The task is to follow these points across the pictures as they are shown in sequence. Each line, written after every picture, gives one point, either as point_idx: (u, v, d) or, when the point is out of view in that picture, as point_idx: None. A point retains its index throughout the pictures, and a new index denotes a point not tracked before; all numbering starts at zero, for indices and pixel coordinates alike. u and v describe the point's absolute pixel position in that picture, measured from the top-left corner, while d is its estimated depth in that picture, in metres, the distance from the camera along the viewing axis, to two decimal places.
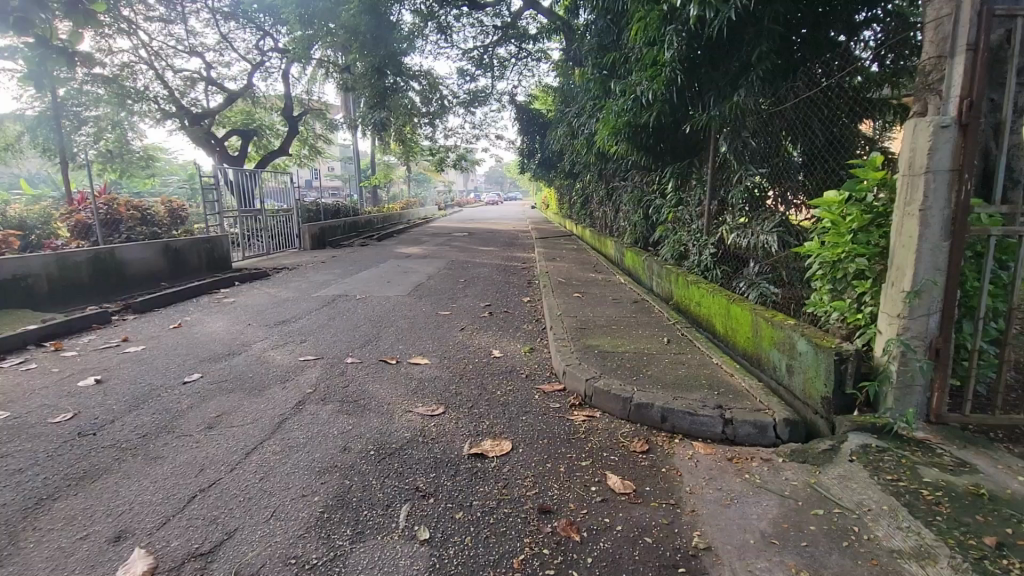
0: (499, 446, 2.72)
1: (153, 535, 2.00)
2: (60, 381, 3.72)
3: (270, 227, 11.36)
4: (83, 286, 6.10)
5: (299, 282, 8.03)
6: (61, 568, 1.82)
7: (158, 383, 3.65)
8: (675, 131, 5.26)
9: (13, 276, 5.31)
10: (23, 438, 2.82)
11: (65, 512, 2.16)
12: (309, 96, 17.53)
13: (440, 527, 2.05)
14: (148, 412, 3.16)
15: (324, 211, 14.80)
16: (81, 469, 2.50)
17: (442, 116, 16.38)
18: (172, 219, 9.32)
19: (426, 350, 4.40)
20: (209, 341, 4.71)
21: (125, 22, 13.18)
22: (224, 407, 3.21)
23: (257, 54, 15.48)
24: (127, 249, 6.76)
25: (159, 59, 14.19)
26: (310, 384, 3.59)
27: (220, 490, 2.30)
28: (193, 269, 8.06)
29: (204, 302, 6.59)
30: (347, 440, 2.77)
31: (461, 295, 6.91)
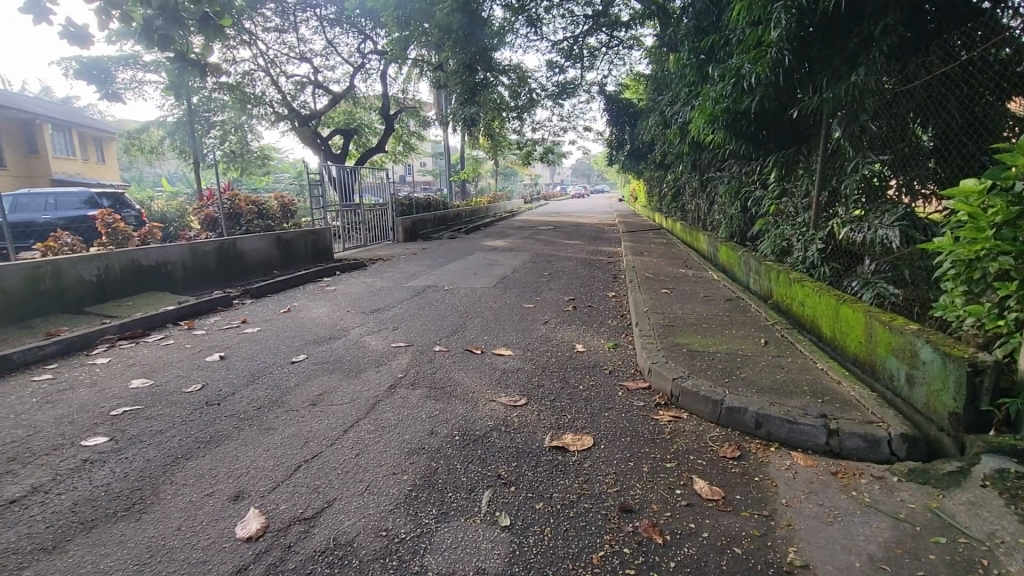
0: (581, 441, 2.70)
1: (265, 497, 2.22)
2: (191, 356, 4.23)
3: (368, 220, 12.08)
4: (210, 272, 6.88)
5: (392, 272, 8.47)
6: (192, 519, 2.08)
7: (271, 361, 4.04)
8: (780, 117, 4.90)
9: (155, 263, 6.10)
10: (163, 404, 3.25)
11: (195, 471, 2.46)
12: (405, 94, 18.36)
13: (521, 515, 2.09)
14: (262, 387, 3.51)
15: (416, 205, 15.49)
16: (208, 434, 2.84)
17: (531, 109, 16.45)
18: (283, 213, 10.21)
19: (510, 342, 4.47)
20: (313, 326, 5.12)
21: (246, 34, 14.55)
22: (326, 387, 3.48)
23: (359, 57, 16.45)
24: (246, 239, 7.51)
25: (275, 66, 15.52)
26: (401, 370, 3.79)
27: (321, 463, 2.50)
28: (301, 259, 8.80)
29: (310, 290, 7.17)
30: (434, 424, 2.89)
31: (545, 288, 6.92)
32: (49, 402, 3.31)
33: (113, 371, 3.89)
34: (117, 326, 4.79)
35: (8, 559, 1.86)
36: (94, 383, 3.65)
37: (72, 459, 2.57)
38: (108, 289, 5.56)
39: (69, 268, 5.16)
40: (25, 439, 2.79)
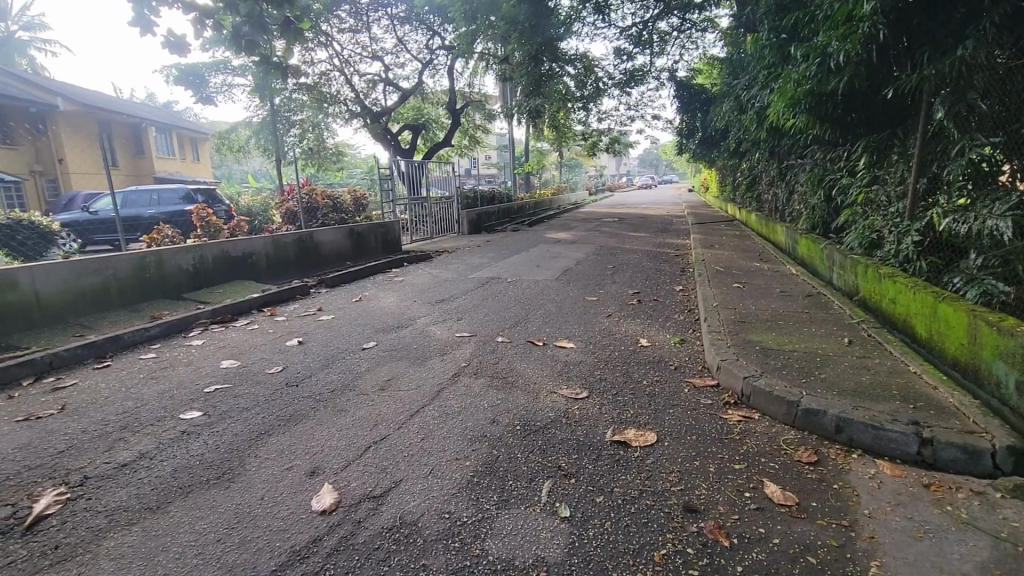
0: (644, 436, 2.65)
1: (338, 474, 2.36)
2: (273, 340, 4.55)
3: (434, 213, 12.39)
4: (289, 263, 7.33)
5: (457, 264, 8.66)
6: (274, 490, 2.25)
7: (344, 347, 4.26)
8: (872, 97, 4.52)
9: (242, 253, 6.59)
10: (248, 383, 3.52)
11: (276, 446, 2.64)
12: (471, 88, 18.59)
13: (581, 508, 2.08)
14: (335, 371, 3.72)
15: (481, 198, 15.69)
16: (288, 413, 3.04)
17: (597, 99, 16.14)
18: (356, 206, 10.67)
19: (572, 335, 4.44)
20: (383, 314, 5.34)
21: (323, 35, 15.27)
22: (393, 373, 3.63)
23: (427, 53, 16.81)
24: (322, 231, 7.93)
25: (349, 66, 16.20)
26: (464, 359, 3.87)
27: (388, 445, 2.62)
28: (372, 250, 9.18)
29: (380, 280, 7.48)
30: (496, 413, 2.94)
31: (609, 281, 6.82)
32: (153, 378, 3.68)
33: (206, 352, 4.26)
34: (210, 311, 5.23)
35: (121, 515, 2.10)
36: (190, 362, 4.02)
37: (172, 430, 2.85)
38: (202, 277, 6.07)
39: (170, 258, 5.69)
40: (133, 410, 3.12)
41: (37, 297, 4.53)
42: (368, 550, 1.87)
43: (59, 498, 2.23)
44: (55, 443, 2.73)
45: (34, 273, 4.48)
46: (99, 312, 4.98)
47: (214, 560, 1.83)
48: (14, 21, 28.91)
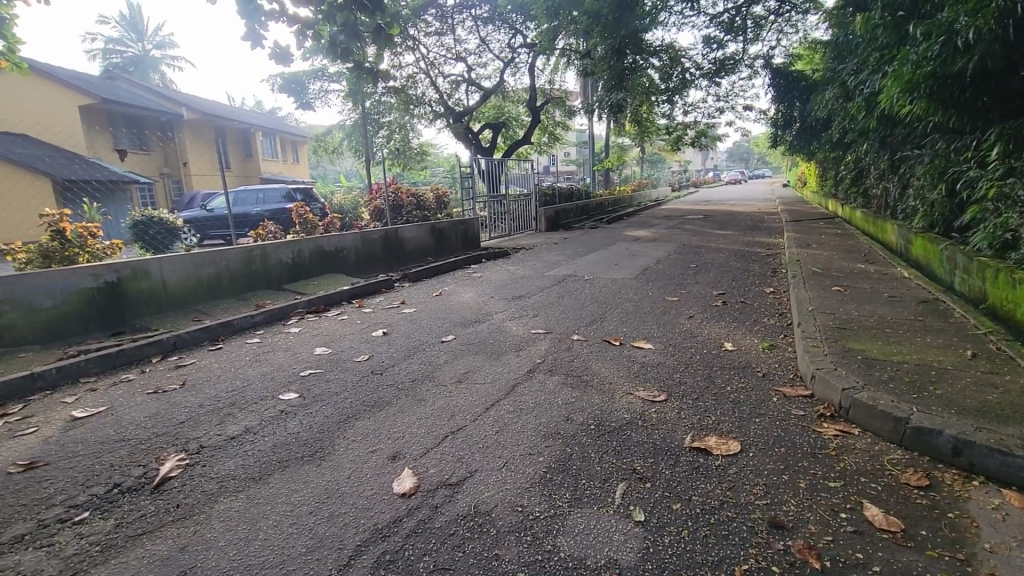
0: (726, 445, 2.52)
1: (417, 460, 2.47)
2: (361, 330, 4.84)
3: (512, 210, 12.53)
4: (376, 258, 7.74)
5: (534, 261, 8.70)
6: (360, 471, 2.39)
7: (424, 339, 4.44)
8: (1010, 77, 3.98)
9: (335, 248, 7.05)
10: (337, 369, 3.77)
11: (361, 430, 2.81)
12: (552, 85, 18.54)
13: (656, 513, 2.03)
14: (416, 362, 3.88)
15: (559, 195, 15.64)
16: (372, 399, 3.22)
17: (683, 91, 15.49)
18: (438, 204, 11.02)
19: (651, 335, 4.32)
20: (461, 309, 5.50)
21: (410, 40, 15.91)
22: (470, 366, 3.72)
23: (509, 52, 16.98)
24: (406, 228, 8.29)
25: (434, 69, 16.77)
26: (539, 356, 3.89)
27: (465, 436, 2.69)
28: (452, 246, 9.46)
29: (459, 275, 7.69)
30: (570, 412, 2.92)
31: (691, 281, 6.54)
32: (257, 361, 4.04)
33: (302, 339, 4.62)
34: (305, 301, 5.65)
35: (229, 482, 2.34)
36: (288, 348, 4.37)
37: (272, 409, 3.12)
38: (299, 270, 6.57)
39: (273, 252, 6.21)
40: (240, 389, 3.45)
41: (166, 285, 5.13)
42: (444, 535, 1.93)
43: (180, 463, 2.52)
44: (177, 415, 3.08)
45: (162, 264, 5.09)
46: (214, 300, 5.55)
47: (306, 530, 1.99)
48: (150, 41, 32.84)
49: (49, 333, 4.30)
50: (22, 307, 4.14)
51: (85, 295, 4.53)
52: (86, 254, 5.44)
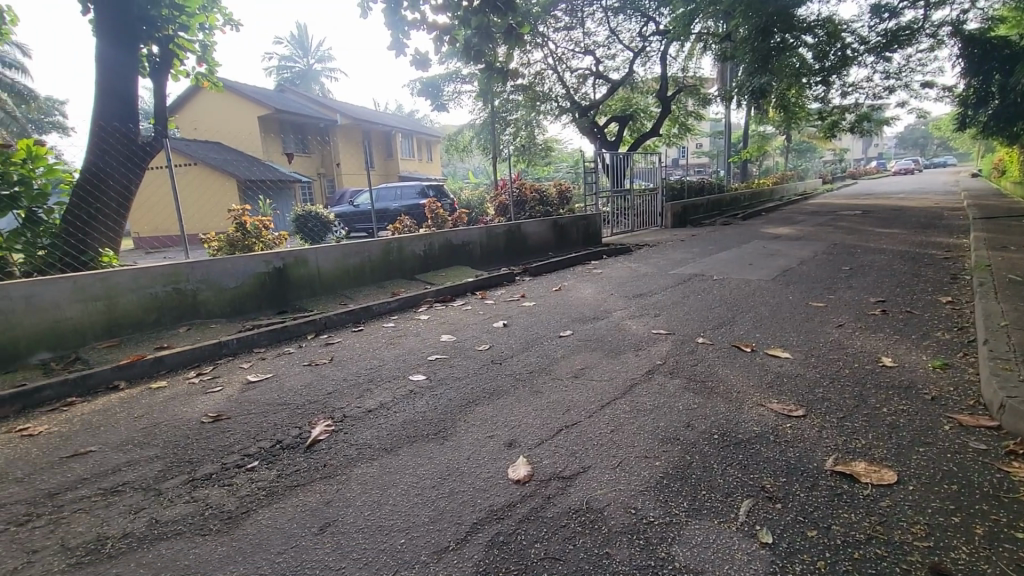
0: (876, 472, 2.22)
1: (532, 450, 2.52)
2: (484, 320, 5.06)
3: (637, 205, 12.16)
4: (499, 252, 8.02)
5: (658, 259, 8.37)
6: (478, 454, 2.51)
7: (543, 333, 4.50)
8: None
9: (462, 242, 7.44)
10: (461, 356, 3.99)
11: (480, 415, 2.95)
12: (685, 72, 17.57)
13: (787, 537, 1.85)
14: (534, 354, 3.96)
15: (689, 189, 14.82)
16: (492, 387, 3.36)
17: (842, 70, 13.76)
18: (560, 199, 11.06)
19: (788, 343, 3.93)
20: (580, 305, 5.49)
21: (540, 37, 16.12)
22: (587, 363, 3.70)
23: (640, 41, 16.42)
24: (529, 223, 8.47)
25: (562, 64, 16.82)
26: (660, 357, 3.74)
27: (579, 431, 2.69)
28: (573, 242, 9.46)
29: (579, 271, 7.67)
30: (691, 418, 2.78)
31: (841, 286, 5.81)
32: (391, 344, 4.43)
33: (431, 326, 4.96)
34: (435, 291, 6.05)
35: (367, 450, 2.60)
36: (418, 333, 4.72)
37: (403, 388, 3.40)
38: (430, 262, 7.05)
39: (408, 245, 6.73)
40: (377, 368, 3.82)
41: (320, 272, 5.83)
42: (555, 526, 1.96)
43: (327, 428, 2.85)
44: (326, 386, 3.50)
45: (318, 253, 5.78)
46: (357, 287, 6.18)
47: (429, 502, 2.14)
48: (314, 56, 37.29)
49: (233, 308, 5.13)
50: (214, 287, 4.98)
51: (260, 278, 5.32)
52: (260, 244, 6.39)
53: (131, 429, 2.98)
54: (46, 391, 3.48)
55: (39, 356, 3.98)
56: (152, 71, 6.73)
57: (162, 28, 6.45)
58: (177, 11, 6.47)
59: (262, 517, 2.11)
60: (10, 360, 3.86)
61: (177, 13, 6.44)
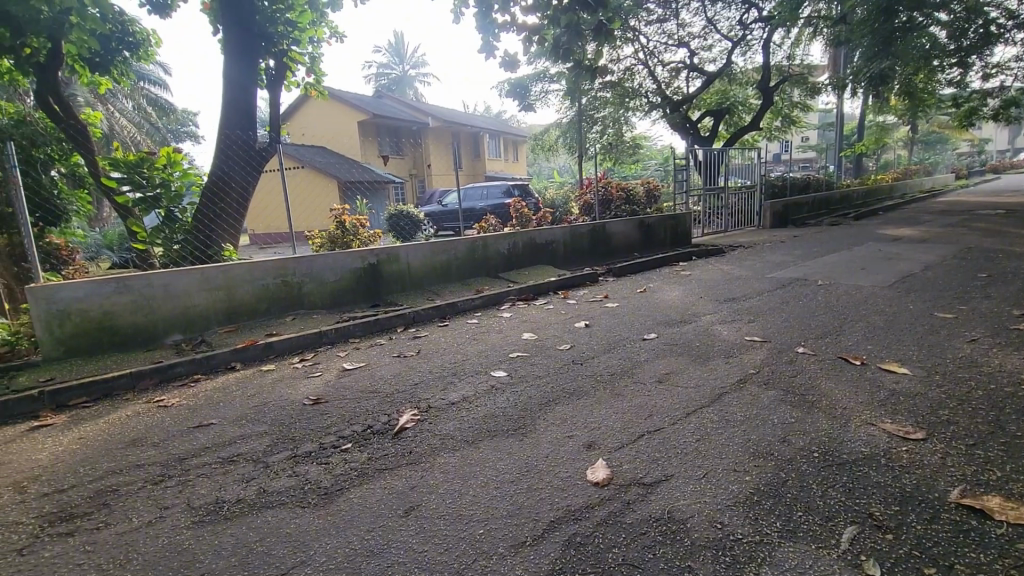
0: (1015, 510, 1.93)
1: (612, 453, 2.48)
2: (566, 320, 5.04)
3: (731, 204, 11.50)
4: (583, 252, 7.94)
5: (754, 261, 7.86)
6: (557, 453, 2.51)
7: (626, 335, 4.39)
8: None
9: (546, 241, 7.45)
10: (542, 355, 4.01)
11: (560, 414, 2.94)
12: (790, 61, 16.30)
13: (898, 572, 1.67)
14: (617, 356, 3.88)
15: (791, 187, 13.76)
16: (572, 387, 3.34)
17: (983, 49, 12.13)
18: (648, 198, 10.72)
19: (906, 358, 3.52)
20: (667, 308, 5.29)
21: (630, 32, 15.70)
22: (673, 368, 3.56)
23: (740, 29, 15.48)
24: (614, 223, 8.30)
25: (653, 58, 16.26)
26: (753, 366, 3.51)
27: (663, 438, 2.59)
28: (660, 242, 9.14)
29: (666, 273, 7.40)
30: (787, 432, 2.58)
31: (976, 295, 5.11)
32: (474, 339, 4.55)
33: (513, 324, 5.02)
34: (517, 289, 6.12)
35: (449, 441, 2.69)
36: (500, 330, 4.81)
37: (485, 383, 3.48)
38: (514, 260, 7.14)
39: (493, 243, 6.86)
40: (460, 362, 3.93)
41: (410, 268, 6.11)
42: (634, 533, 1.91)
43: (413, 417, 2.99)
44: (413, 377, 3.66)
45: (409, 251, 6.07)
46: (444, 283, 6.41)
47: (507, 496, 2.17)
48: (409, 63, 39.10)
49: (332, 301, 5.52)
50: (316, 280, 5.40)
51: (356, 273, 5.68)
52: (357, 241, 6.82)
53: (244, 407, 3.31)
54: (178, 368, 3.97)
55: (172, 337, 4.55)
56: (269, 82, 7.42)
57: (278, 43, 7.16)
58: (291, 26, 7.18)
59: (353, 495, 2.25)
60: (150, 340, 4.45)
61: (291, 29, 7.17)
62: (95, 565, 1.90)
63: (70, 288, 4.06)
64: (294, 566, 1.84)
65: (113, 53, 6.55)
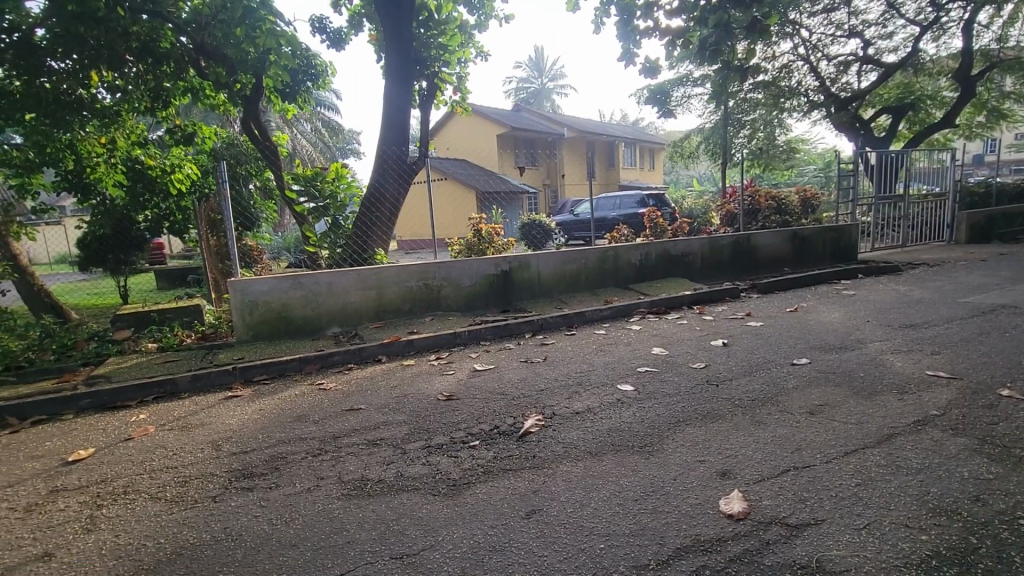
0: None
1: (750, 485, 2.26)
2: (701, 337, 4.73)
3: (912, 215, 9.88)
4: (723, 265, 7.41)
5: (941, 282, 6.64)
6: (685, 477, 2.36)
7: (772, 358, 4.00)
8: None
9: (682, 253, 7.10)
10: (673, 372, 3.80)
11: (691, 436, 2.76)
12: (1002, 43, 13.56)
13: None
14: (759, 380, 3.54)
15: (997, 194, 11.42)
16: (706, 409, 3.12)
17: None
18: (804, 208, 9.76)
19: None
20: (823, 331, 4.69)
21: (790, 25, 14.32)
22: (828, 399, 3.15)
23: (932, 11, 13.31)
24: (761, 234, 7.63)
25: (818, 51, 14.61)
26: (936, 406, 2.95)
27: (813, 476, 2.30)
28: (817, 257, 8.19)
29: (823, 291, 6.59)
30: (981, 490, 2.13)
31: None
32: (601, 350, 4.48)
33: (642, 337, 4.85)
34: (649, 302, 5.90)
35: (573, 450, 2.67)
36: (629, 343, 4.67)
37: (611, 395, 3.40)
38: (646, 272, 6.90)
39: (624, 253, 6.72)
40: (586, 372, 3.89)
41: (540, 276, 6.23)
42: None
43: (538, 422, 3.03)
44: (540, 383, 3.71)
45: (540, 259, 6.20)
46: (573, 292, 6.42)
47: (631, 514, 2.09)
48: (547, 75, 40.08)
49: (466, 303, 5.83)
50: (454, 284, 5.74)
51: (490, 279, 5.93)
52: (491, 249, 7.11)
53: (387, 396, 3.63)
54: (335, 356, 4.49)
55: (332, 329, 5.16)
56: (421, 101, 8.09)
57: (430, 66, 7.83)
58: (443, 50, 7.78)
59: (479, 491, 2.34)
60: (315, 330, 5.10)
61: (442, 52, 7.76)
62: (266, 519, 2.21)
63: (260, 282, 4.84)
64: (423, 549, 1.96)
65: (300, 83, 7.65)
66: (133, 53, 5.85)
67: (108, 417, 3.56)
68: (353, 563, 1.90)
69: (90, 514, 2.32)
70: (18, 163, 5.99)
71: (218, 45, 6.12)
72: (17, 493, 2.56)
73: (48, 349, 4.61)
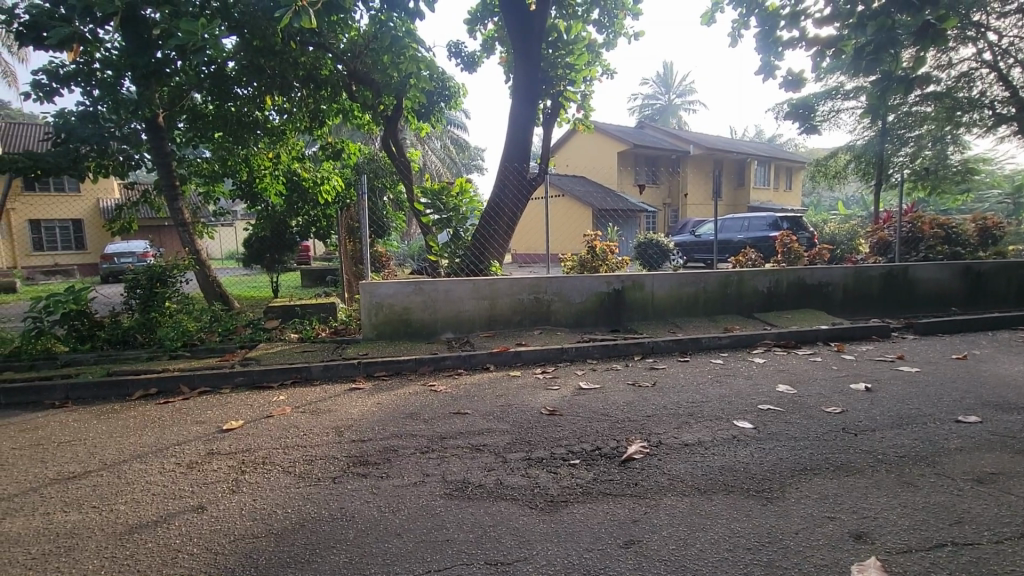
0: None
1: (891, 554, 1.94)
2: (838, 378, 4.21)
3: None
4: (871, 298, 6.55)
5: None
6: (809, 533, 2.09)
7: (929, 411, 3.42)
8: None
9: (820, 282, 6.41)
10: (802, 414, 3.42)
11: (819, 488, 2.45)
12: None
13: None
14: (910, 436, 3.04)
15: None
16: (839, 459, 2.76)
17: None
18: (982, 238, 8.33)
19: None
20: (1000, 385, 3.93)
21: (973, 28, 12.39)
22: (1004, 469, 2.61)
23: None
24: (922, 267, 6.64)
25: (1009, 57, 12.48)
26: None
27: (978, 557, 1.92)
28: (996, 297, 6.93)
29: (1004, 339, 5.54)
30: None
31: None
32: (717, 381, 4.17)
33: (766, 371, 4.44)
34: (776, 334, 5.39)
35: (679, 483, 2.51)
36: (750, 376, 4.30)
37: (726, 431, 3.14)
38: (775, 300, 6.33)
39: (750, 279, 6.23)
40: (700, 403, 3.64)
41: (655, 298, 6.00)
42: None
43: (642, 449, 2.89)
44: (647, 408, 3.56)
45: (654, 279, 5.97)
46: (688, 317, 6.09)
47: (741, 563, 1.91)
48: (675, 91, 38.78)
49: (576, 320, 5.79)
50: (564, 300, 5.74)
51: (600, 297, 5.83)
52: (604, 267, 7.01)
53: (493, 404, 3.72)
54: (447, 360, 4.70)
55: (445, 334, 5.43)
56: (545, 119, 8.27)
57: (556, 85, 8.03)
58: (569, 69, 7.95)
59: (576, 511, 2.29)
60: (430, 334, 5.40)
61: (569, 71, 7.94)
62: (378, 506, 2.36)
63: (387, 286, 5.25)
64: (517, 559, 1.95)
65: (434, 103, 8.20)
66: (299, 79, 6.68)
67: (254, 395, 4.06)
68: (449, 561, 1.95)
69: (235, 478, 2.66)
70: (207, 173, 7.42)
71: (367, 70, 6.98)
72: (183, 451, 3.02)
73: (215, 331, 5.42)
